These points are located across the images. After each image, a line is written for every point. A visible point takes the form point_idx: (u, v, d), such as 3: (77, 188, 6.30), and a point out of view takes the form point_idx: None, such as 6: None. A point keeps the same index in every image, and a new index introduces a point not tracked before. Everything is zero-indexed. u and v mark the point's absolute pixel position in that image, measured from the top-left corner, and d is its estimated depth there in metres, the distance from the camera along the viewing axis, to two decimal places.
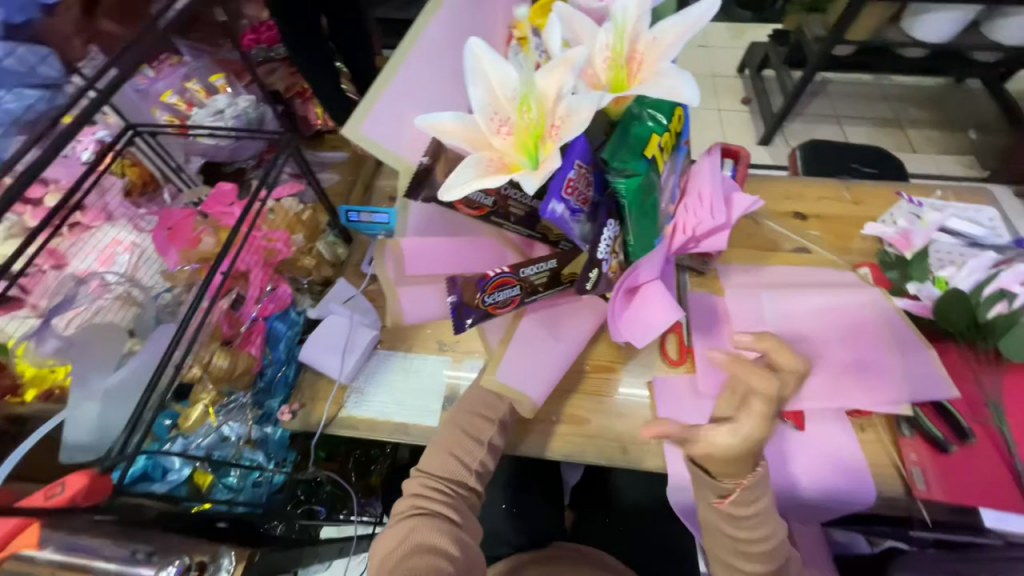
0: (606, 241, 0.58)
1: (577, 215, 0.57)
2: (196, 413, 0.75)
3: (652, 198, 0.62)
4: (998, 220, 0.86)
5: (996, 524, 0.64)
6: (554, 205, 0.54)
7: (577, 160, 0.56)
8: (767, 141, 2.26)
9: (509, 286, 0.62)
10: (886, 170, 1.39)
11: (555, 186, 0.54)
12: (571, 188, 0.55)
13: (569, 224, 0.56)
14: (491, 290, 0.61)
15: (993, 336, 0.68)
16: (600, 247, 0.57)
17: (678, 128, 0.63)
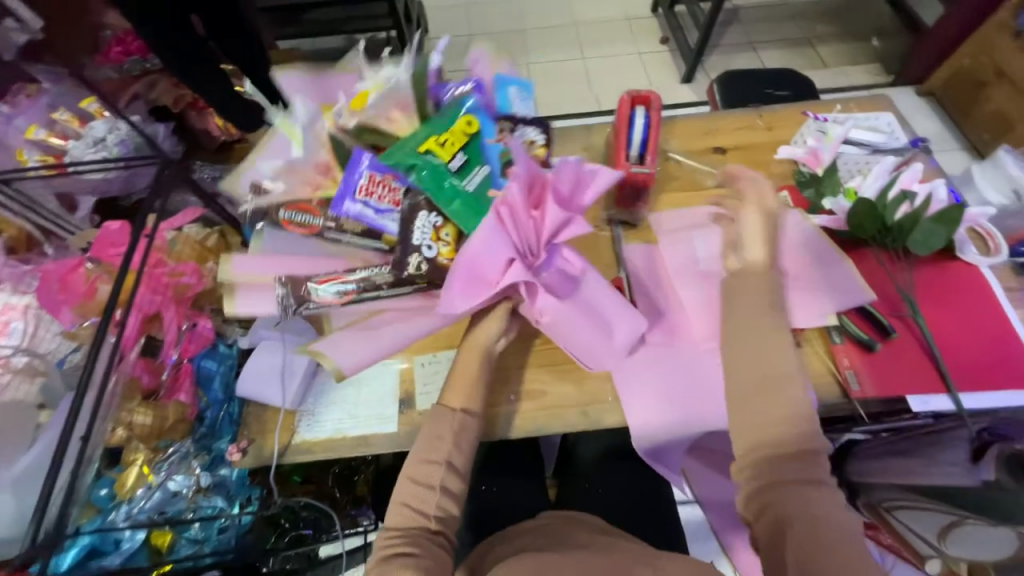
0: (424, 229, 0.69)
1: (384, 213, 0.72)
2: (132, 473, 0.74)
3: (454, 189, 0.68)
4: (896, 124, 0.91)
5: (922, 408, 0.68)
6: (349, 202, 0.72)
7: (369, 172, 0.73)
8: (690, 78, 2.28)
9: (342, 283, 0.70)
10: (798, 90, 1.42)
11: (349, 190, 0.72)
12: (366, 192, 0.72)
13: (365, 215, 0.72)
14: (323, 282, 0.70)
15: (901, 235, 0.74)
16: (413, 233, 0.68)
17: (469, 129, 0.71)
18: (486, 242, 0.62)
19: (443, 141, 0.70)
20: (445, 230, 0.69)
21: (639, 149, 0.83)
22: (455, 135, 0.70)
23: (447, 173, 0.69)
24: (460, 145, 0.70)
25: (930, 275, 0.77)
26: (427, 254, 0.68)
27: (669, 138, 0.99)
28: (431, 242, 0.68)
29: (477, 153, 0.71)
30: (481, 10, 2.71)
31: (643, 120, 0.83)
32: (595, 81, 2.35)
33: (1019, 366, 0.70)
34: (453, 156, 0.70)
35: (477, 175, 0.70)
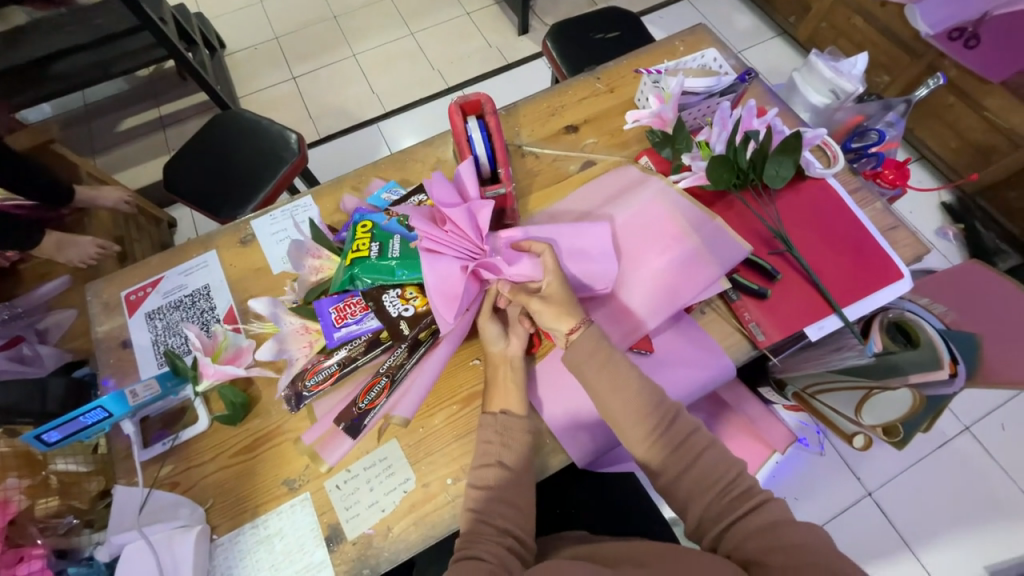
0: (392, 300, 0.66)
1: (365, 317, 0.67)
2: None
3: (390, 262, 0.64)
4: (720, 57, 0.90)
5: (820, 334, 0.71)
6: (332, 331, 0.66)
7: (329, 305, 0.67)
8: (527, 29, 2.17)
9: (378, 385, 0.66)
10: (625, 28, 1.40)
11: (327, 326, 0.66)
12: (339, 315, 0.67)
13: (357, 327, 0.67)
14: (363, 396, 0.66)
15: (758, 171, 0.76)
16: (387, 308, 0.65)
17: (367, 225, 0.69)
18: (437, 269, 0.62)
19: (357, 241, 0.66)
20: (409, 289, 0.67)
21: (488, 164, 0.75)
22: (359, 238, 0.66)
23: (382, 256, 0.64)
24: (368, 237, 0.67)
25: (791, 201, 0.80)
26: (406, 317, 0.66)
27: (518, 129, 0.91)
28: (403, 305, 0.66)
29: (385, 233, 0.68)
30: (279, 5, 2.33)
31: (480, 131, 0.74)
32: (434, 56, 2.17)
33: (880, 265, 0.75)
34: (371, 244, 0.66)
35: (398, 240, 0.67)
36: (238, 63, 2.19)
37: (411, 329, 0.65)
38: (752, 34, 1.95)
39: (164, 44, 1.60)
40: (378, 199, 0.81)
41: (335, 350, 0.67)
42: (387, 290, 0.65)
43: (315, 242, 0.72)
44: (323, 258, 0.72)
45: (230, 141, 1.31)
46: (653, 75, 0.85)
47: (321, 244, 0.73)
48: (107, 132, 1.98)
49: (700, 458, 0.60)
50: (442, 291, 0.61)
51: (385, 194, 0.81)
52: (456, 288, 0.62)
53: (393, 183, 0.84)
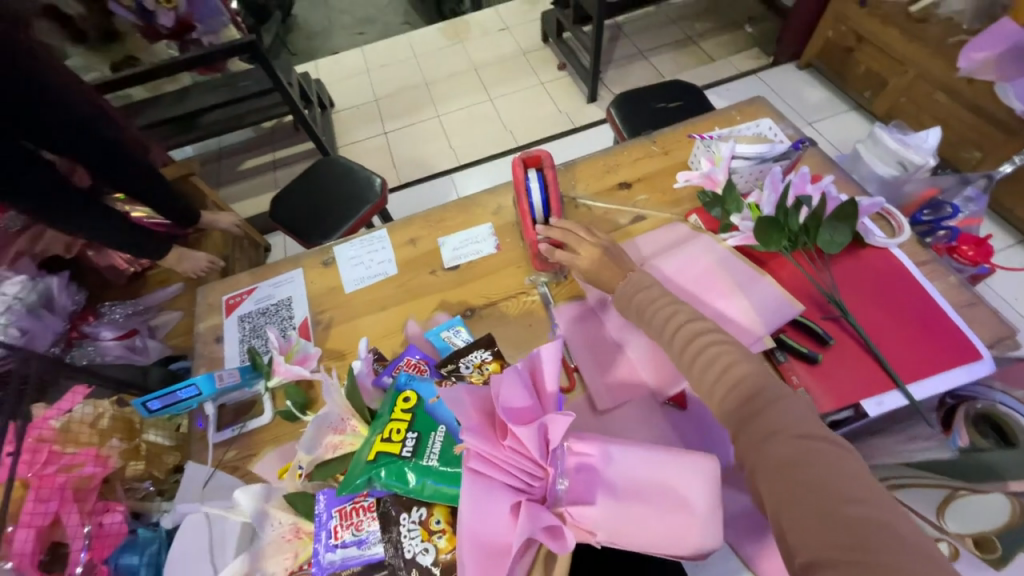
0: (411, 529, 0.57)
1: (367, 539, 0.59)
2: None
3: (424, 473, 0.55)
4: (776, 127, 0.94)
5: (879, 409, 0.67)
6: (322, 554, 0.58)
7: (335, 506, 0.61)
8: (595, 97, 2.35)
9: None
10: (687, 99, 1.48)
11: (321, 543, 0.59)
12: (337, 531, 0.59)
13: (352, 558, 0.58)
14: None
15: (811, 236, 0.76)
16: (403, 543, 0.56)
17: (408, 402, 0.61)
18: (476, 498, 0.48)
19: (388, 426, 0.58)
20: (435, 515, 0.57)
21: (543, 212, 0.83)
22: (397, 418, 0.59)
23: (412, 462, 0.55)
24: (406, 424, 0.58)
25: (849, 267, 0.78)
26: (424, 561, 0.55)
27: (574, 183, 0.98)
28: (422, 544, 0.56)
29: (425, 419, 0.59)
30: (381, 74, 2.73)
31: (537, 180, 0.83)
32: (508, 119, 2.40)
33: (952, 341, 0.70)
34: (405, 436, 0.57)
35: (436, 439, 0.57)
36: (342, 119, 2.56)
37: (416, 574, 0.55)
38: (821, 108, 1.96)
39: (288, 102, 1.93)
40: (433, 334, 0.79)
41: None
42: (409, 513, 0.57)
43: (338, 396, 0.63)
44: (341, 427, 0.62)
45: (327, 182, 1.53)
46: (706, 140, 0.90)
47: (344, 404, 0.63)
48: (232, 170, 2.37)
49: (759, 429, 0.47)
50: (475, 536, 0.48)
51: (444, 334, 0.79)
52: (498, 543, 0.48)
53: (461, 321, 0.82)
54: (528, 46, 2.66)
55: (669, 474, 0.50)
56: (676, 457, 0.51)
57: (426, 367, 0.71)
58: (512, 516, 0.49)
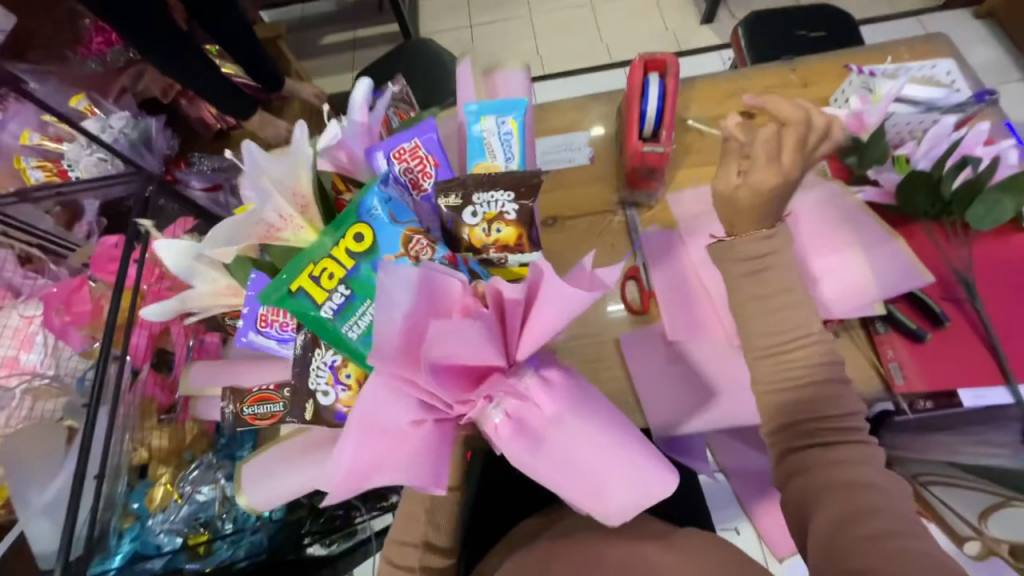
0: (321, 368, 0.54)
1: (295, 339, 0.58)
2: (159, 492, 0.71)
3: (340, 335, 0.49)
4: (956, 72, 0.79)
5: (975, 401, 0.62)
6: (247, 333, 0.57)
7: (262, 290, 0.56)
8: (711, 18, 2.05)
9: (272, 407, 0.61)
10: (834, 29, 1.26)
11: (247, 322, 0.57)
12: (265, 320, 0.57)
13: (274, 347, 0.58)
14: (250, 403, 0.61)
15: (960, 208, 0.66)
16: (312, 375, 0.54)
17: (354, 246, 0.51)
18: (387, 389, 0.46)
19: (323, 261, 0.50)
20: (349, 367, 0.54)
21: (653, 124, 0.74)
22: (335, 260, 0.50)
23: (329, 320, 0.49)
24: (336, 276, 0.50)
25: (992, 249, 0.69)
26: (323, 401, 0.54)
27: (688, 103, 0.87)
28: (327, 385, 0.54)
29: (370, 284, 0.50)
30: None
31: (657, 87, 0.73)
32: (606, 29, 2.15)
33: None
34: (333, 286, 0.50)
35: (375, 310, 0.50)
36: (428, 3, 2.38)
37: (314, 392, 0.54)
38: (988, 71, 1.62)
39: None
40: (474, 116, 0.62)
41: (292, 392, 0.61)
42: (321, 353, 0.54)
43: (281, 188, 0.53)
44: (275, 225, 0.53)
45: (411, 65, 1.45)
46: (864, 75, 0.77)
47: (290, 199, 0.53)
48: (313, 42, 2.31)
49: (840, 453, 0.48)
50: (364, 428, 0.45)
51: (481, 121, 0.62)
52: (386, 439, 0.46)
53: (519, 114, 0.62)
54: None
55: (602, 479, 0.46)
56: (629, 453, 0.46)
57: (439, 167, 0.59)
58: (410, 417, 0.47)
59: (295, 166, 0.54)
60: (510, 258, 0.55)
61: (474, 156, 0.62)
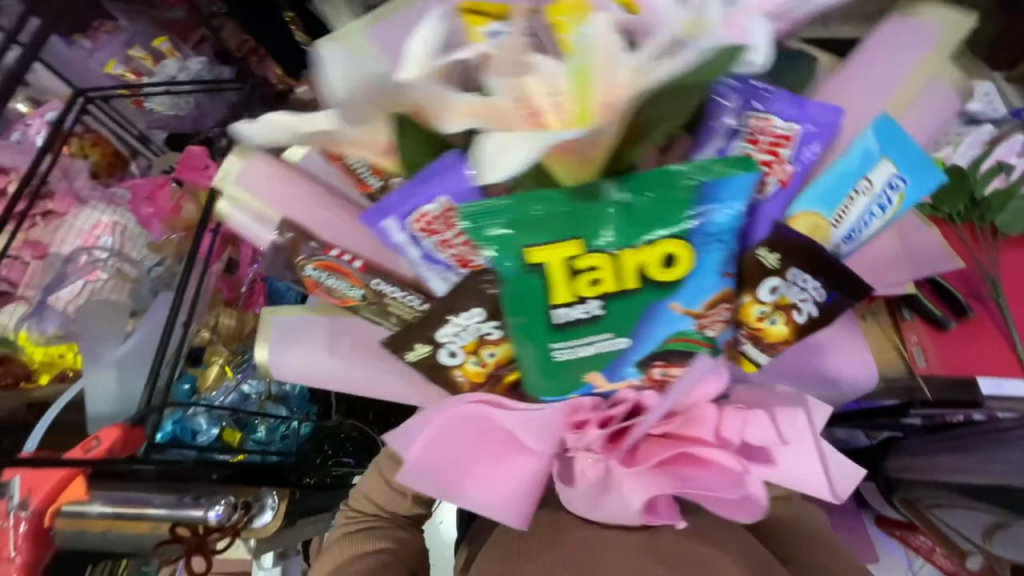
0: (451, 337, 0.44)
1: (433, 262, 0.42)
2: (213, 371, 0.74)
3: (550, 341, 0.42)
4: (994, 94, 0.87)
5: (992, 391, 0.67)
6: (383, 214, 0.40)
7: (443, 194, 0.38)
8: None
9: (347, 279, 0.46)
10: None
11: (399, 200, 0.39)
12: (423, 220, 0.39)
13: (408, 253, 0.42)
14: (325, 264, 0.46)
15: (990, 212, 0.70)
16: (442, 327, 0.43)
17: (642, 259, 0.38)
18: (513, 426, 0.48)
19: (596, 256, 0.38)
20: (495, 348, 0.45)
21: None
22: (638, 259, 0.38)
23: (549, 319, 0.40)
24: (586, 287, 0.39)
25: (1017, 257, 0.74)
26: (444, 359, 0.45)
27: None
28: (464, 352, 0.45)
29: (634, 318, 0.41)
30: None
31: None
32: None
33: None
34: (591, 292, 0.39)
35: (605, 339, 0.42)
36: None
37: (445, 345, 0.44)
38: None
39: None
40: (869, 159, 0.43)
41: (377, 287, 0.45)
42: (462, 317, 0.42)
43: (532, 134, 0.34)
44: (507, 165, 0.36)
45: None
46: None
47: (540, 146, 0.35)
48: None
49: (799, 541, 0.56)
50: (445, 429, 0.49)
51: (873, 167, 0.43)
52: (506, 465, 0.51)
53: (909, 198, 0.44)
54: None
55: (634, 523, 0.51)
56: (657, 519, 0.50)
57: (784, 189, 0.43)
58: (521, 443, 0.50)
59: (573, 91, 0.33)
60: (753, 350, 0.48)
61: (822, 201, 0.43)
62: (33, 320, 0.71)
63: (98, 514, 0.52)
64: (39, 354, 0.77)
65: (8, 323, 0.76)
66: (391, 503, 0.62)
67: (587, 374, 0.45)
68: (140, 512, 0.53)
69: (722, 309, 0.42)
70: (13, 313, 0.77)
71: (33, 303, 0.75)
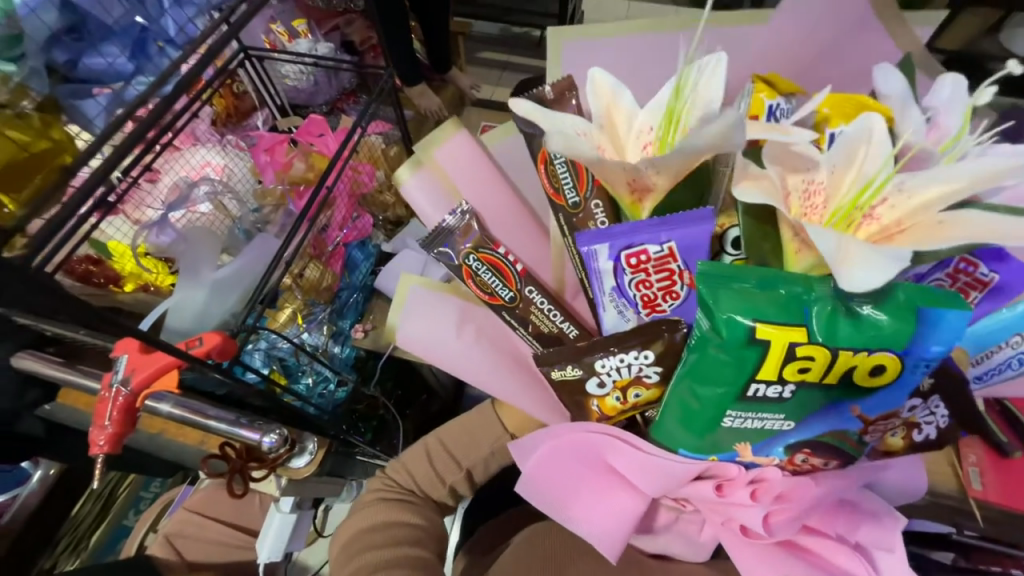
0: (609, 368, 0.43)
1: (614, 295, 0.44)
2: (285, 315, 0.78)
3: (722, 410, 0.39)
4: None
5: None
6: (604, 252, 0.41)
7: (669, 237, 0.40)
8: None
9: (500, 272, 0.48)
10: None
11: (616, 235, 0.41)
12: (635, 258, 0.41)
13: (601, 280, 0.43)
14: (510, 266, 0.48)
15: None
16: (603, 357, 0.43)
17: (853, 365, 0.36)
18: (634, 462, 0.46)
19: (815, 352, 0.35)
20: (648, 390, 0.44)
21: None
22: (852, 363, 0.35)
23: (738, 393, 0.38)
24: (791, 374, 0.36)
25: None
26: (592, 389, 0.45)
27: None
28: (619, 386, 0.44)
29: (807, 409, 0.39)
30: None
31: None
32: None
33: None
34: (790, 380, 0.36)
35: (774, 420, 0.40)
36: None
37: (607, 372, 0.43)
38: None
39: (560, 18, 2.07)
40: (1020, 318, 0.41)
41: (529, 291, 0.48)
42: (632, 356, 0.42)
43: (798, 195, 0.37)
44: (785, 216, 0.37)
45: None
46: None
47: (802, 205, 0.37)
48: None
49: None
50: (577, 449, 0.48)
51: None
52: (618, 507, 0.49)
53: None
54: None
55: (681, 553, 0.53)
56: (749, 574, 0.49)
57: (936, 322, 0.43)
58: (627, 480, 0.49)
59: (843, 166, 0.36)
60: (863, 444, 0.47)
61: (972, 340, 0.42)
62: (152, 232, 0.78)
63: (166, 414, 0.51)
64: (129, 265, 0.83)
65: (114, 233, 0.82)
66: (428, 483, 0.56)
67: (736, 444, 0.43)
68: (202, 418, 0.52)
69: (889, 422, 0.41)
70: (121, 225, 0.83)
71: (145, 219, 0.83)
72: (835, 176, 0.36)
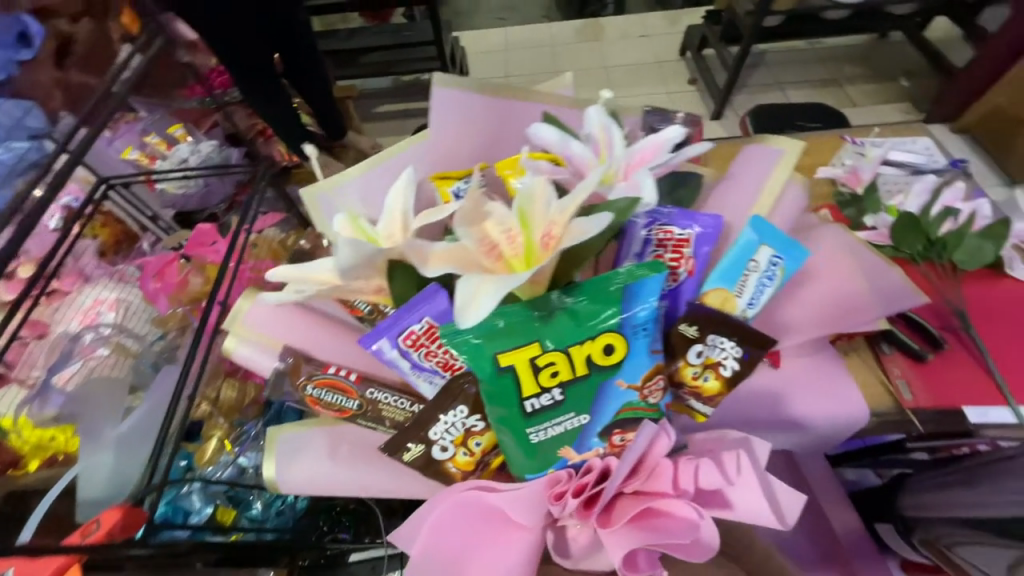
0: (442, 431, 0.45)
1: (430, 376, 0.46)
2: (212, 445, 0.74)
3: (522, 428, 0.43)
4: (933, 149, 0.99)
5: (980, 420, 0.68)
6: (381, 339, 0.45)
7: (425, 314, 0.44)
8: (718, 116, 2.22)
9: (339, 387, 0.49)
10: (827, 123, 1.50)
11: (398, 324, 0.44)
12: (411, 337, 0.44)
13: (400, 365, 0.46)
14: (327, 374, 0.50)
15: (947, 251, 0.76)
16: (434, 427, 0.45)
17: (590, 350, 0.41)
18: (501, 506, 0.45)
19: (551, 352, 0.41)
20: (482, 437, 0.46)
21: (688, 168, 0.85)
22: (584, 349, 0.41)
23: (520, 411, 0.42)
24: (546, 374, 0.41)
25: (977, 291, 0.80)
26: (437, 454, 0.46)
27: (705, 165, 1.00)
28: (453, 442, 0.45)
29: (589, 398, 0.43)
30: (519, 33, 2.70)
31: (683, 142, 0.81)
32: None
33: None
34: (553, 383, 0.41)
35: (569, 419, 0.43)
36: None
37: (440, 440, 0.45)
38: None
39: (441, 60, 2.12)
40: (749, 247, 0.50)
41: (371, 392, 0.49)
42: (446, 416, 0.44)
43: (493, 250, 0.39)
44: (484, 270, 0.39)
45: None
46: (856, 144, 0.96)
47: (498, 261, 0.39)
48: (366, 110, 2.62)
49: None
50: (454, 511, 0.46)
51: (755, 252, 0.50)
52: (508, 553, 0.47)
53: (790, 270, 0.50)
54: (652, 32, 2.63)
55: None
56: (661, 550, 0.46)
57: (692, 276, 0.49)
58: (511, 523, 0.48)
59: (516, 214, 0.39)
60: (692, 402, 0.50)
61: (717, 279, 0.50)
62: (36, 402, 0.72)
63: None
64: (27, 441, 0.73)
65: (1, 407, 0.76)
66: None
67: (560, 451, 0.44)
68: None
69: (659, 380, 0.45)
70: (10, 397, 0.77)
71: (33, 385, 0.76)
72: (506, 222, 0.39)
